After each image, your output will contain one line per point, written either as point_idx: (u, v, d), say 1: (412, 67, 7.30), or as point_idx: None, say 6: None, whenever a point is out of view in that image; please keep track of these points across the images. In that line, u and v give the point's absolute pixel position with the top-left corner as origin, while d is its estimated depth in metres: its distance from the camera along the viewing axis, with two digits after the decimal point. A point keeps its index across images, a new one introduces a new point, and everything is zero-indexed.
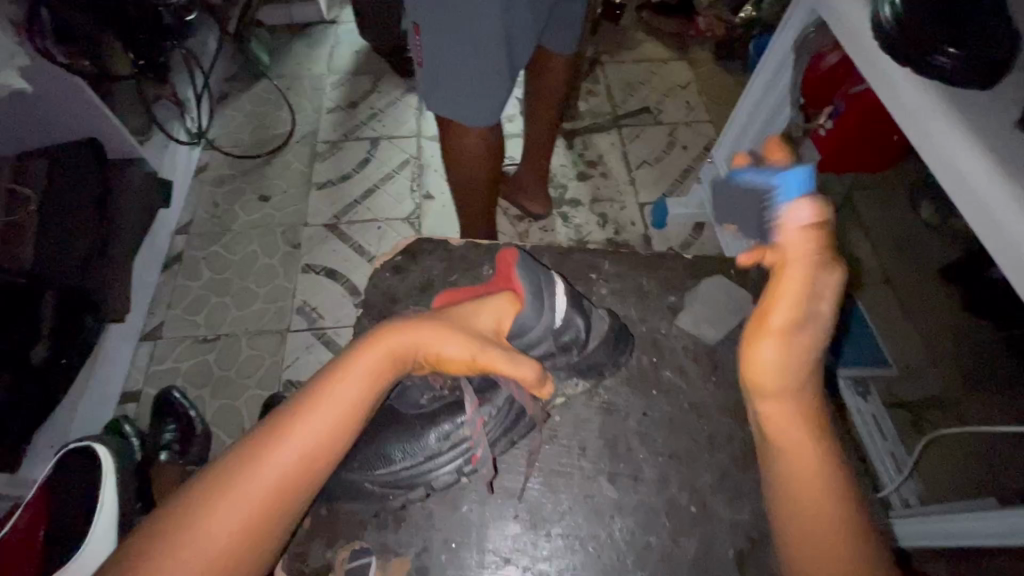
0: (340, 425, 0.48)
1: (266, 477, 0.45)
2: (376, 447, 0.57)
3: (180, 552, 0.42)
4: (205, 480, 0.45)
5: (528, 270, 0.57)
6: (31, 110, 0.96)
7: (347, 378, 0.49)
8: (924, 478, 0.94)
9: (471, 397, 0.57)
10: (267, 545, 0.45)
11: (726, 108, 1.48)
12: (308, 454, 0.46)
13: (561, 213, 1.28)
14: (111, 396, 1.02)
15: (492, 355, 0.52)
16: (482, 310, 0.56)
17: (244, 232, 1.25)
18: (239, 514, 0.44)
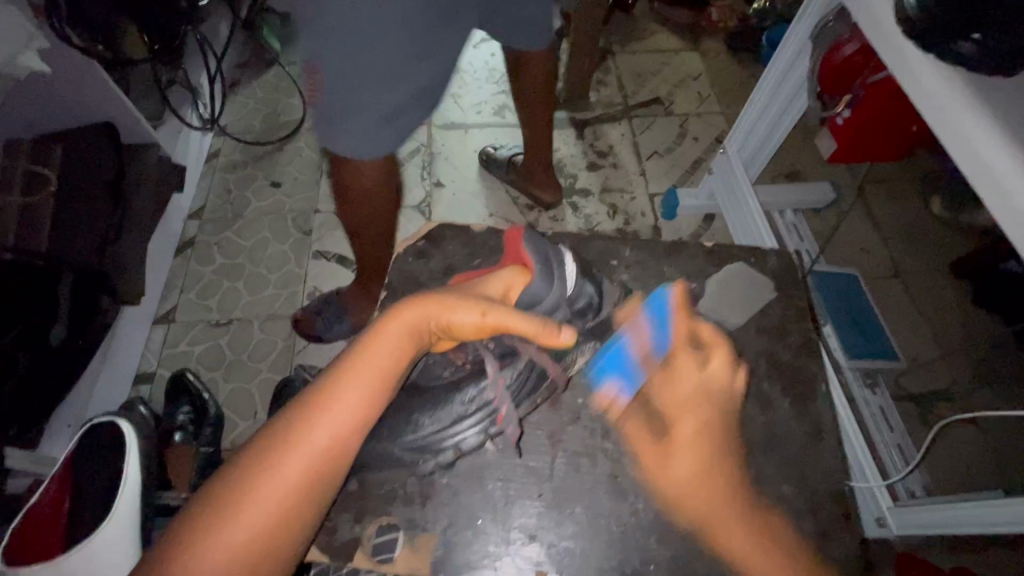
0: (370, 396, 0.48)
1: (305, 448, 0.45)
2: (405, 415, 0.57)
3: (221, 530, 0.42)
4: (245, 459, 0.45)
5: (535, 241, 0.58)
6: (45, 92, 0.97)
7: (373, 350, 0.50)
8: (937, 469, 0.94)
9: (491, 360, 0.56)
10: (312, 514, 0.45)
11: (738, 100, 1.47)
12: (343, 422, 0.47)
13: (571, 203, 1.29)
14: (126, 377, 1.04)
15: (505, 313, 0.52)
16: (493, 282, 0.58)
17: (256, 218, 1.26)
18: (282, 486, 0.44)
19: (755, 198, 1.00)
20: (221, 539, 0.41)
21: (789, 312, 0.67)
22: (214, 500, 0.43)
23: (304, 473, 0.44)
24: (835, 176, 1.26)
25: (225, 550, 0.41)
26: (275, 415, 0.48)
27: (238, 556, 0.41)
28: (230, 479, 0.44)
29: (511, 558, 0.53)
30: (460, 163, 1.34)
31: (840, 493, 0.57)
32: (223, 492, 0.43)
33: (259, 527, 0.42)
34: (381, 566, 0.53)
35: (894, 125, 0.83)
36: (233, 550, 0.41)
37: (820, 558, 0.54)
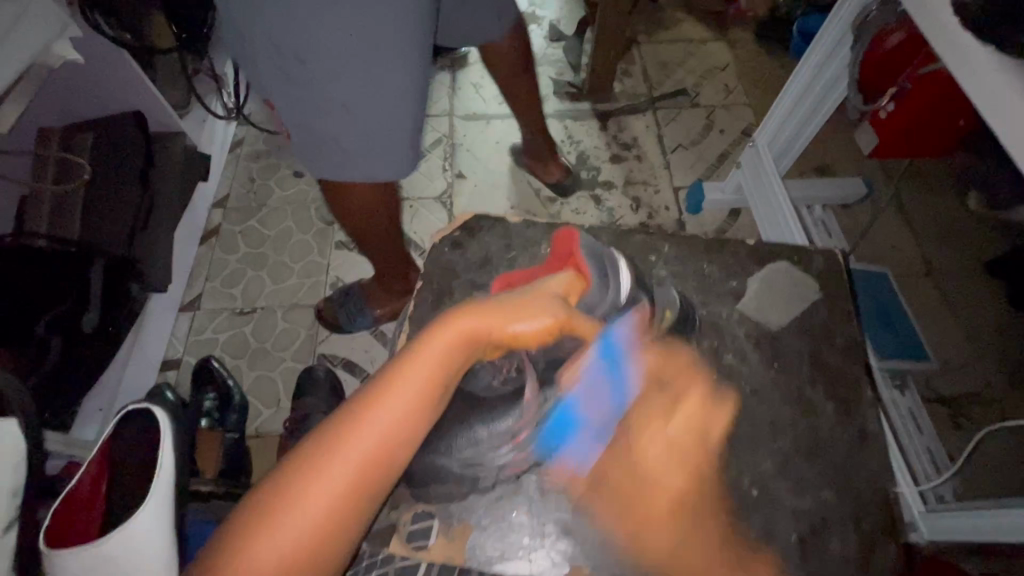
0: (420, 400, 0.47)
1: (353, 459, 0.44)
2: (457, 428, 0.54)
3: (267, 537, 0.40)
4: (291, 468, 0.43)
5: (591, 249, 0.56)
6: (77, 81, 0.98)
7: (422, 359, 0.48)
8: (968, 474, 0.92)
9: (532, 382, 0.55)
10: (360, 523, 0.44)
11: (766, 91, 1.44)
12: (392, 432, 0.45)
13: (594, 195, 1.27)
14: (153, 363, 1.05)
15: (577, 319, 0.52)
16: (550, 285, 0.54)
17: (279, 208, 1.26)
18: (332, 493, 0.42)
19: (784, 192, 0.98)
20: (266, 548, 0.40)
21: (830, 314, 0.66)
22: (259, 505, 0.42)
23: (353, 482, 0.43)
24: (867, 172, 1.23)
25: (277, 555, 0.40)
26: (320, 423, 0.46)
27: (288, 562, 0.40)
28: (277, 486, 0.43)
29: (545, 550, 0.53)
30: (482, 154, 1.33)
31: (886, 499, 0.56)
32: (268, 497, 0.42)
33: (305, 534, 0.41)
34: (416, 553, 0.53)
35: (942, 120, 0.82)
36: (280, 558, 0.40)
37: (861, 564, 0.53)
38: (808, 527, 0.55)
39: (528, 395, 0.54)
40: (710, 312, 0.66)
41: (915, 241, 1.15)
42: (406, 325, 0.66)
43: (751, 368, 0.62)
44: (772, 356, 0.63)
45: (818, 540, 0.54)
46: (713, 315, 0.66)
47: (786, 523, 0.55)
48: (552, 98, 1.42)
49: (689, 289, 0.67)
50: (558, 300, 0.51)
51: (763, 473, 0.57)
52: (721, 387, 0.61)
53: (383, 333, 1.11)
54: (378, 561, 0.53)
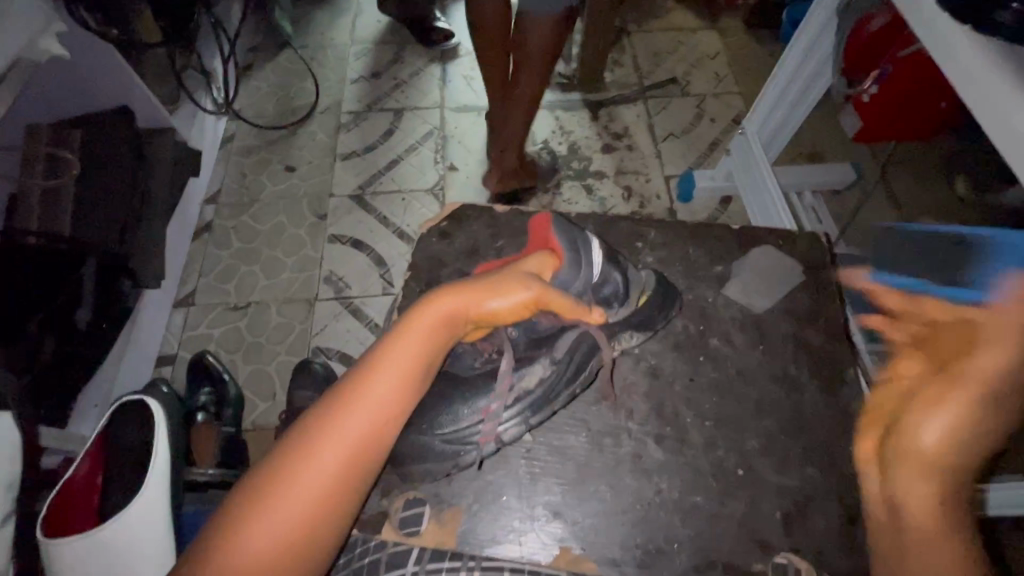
0: (407, 381, 0.48)
1: (343, 440, 0.44)
2: (439, 405, 0.57)
3: (260, 522, 0.41)
4: (282, 452, 0.44)
5: (562, 227, 0.59)
6: (65, 77, 0.97)
7: (408, 340, 0.49)
8: None
9: (508, 359, 0.58)
10: (351, 505, 0.44)
11: (755, 79, 1.44)
12: (381, 411, 0.46)
13: (586, 185, 1.27)
14: (148, 359, 1.06)
15: (550, 295, 0.54)
16: (525, 265, 0.57)
17: (271, 203, 1.26)
18: (323, 475, 0.43)
19: (774, 178, 0.99)
20: (260, 530, 0.41)
21: (814, 297, 0.67)
22: (253, 488, 0.42)
23: (344, 463, 0.44)
24: (856, 158, 1.24)
25: (271, 539, 0.41)
26: (310, 408, 0.47)
27: (283, 545, 0.41)
28: (269, 470, 0.43)
29: (535, 533, 0.54)
30: (473, 146, 1.33)
31: None
32: (261, 479, 0.43)
33: (301, 515, 0.42)
34: (409, 538, 0.54)
35: (922, 106, 0.85)
36: (273, 540, 0.41)
37: (845, 540, 0.54)
38: (794, 505, 0.56)
39: (503, 371, 0.58)
40: (697, 296, 0.67)
41: (904, 225, 1.16)
42: (397, 314, 0.66)
43: (737, 350, 0.63)
44: (757, 339, 0.64)
45: (804, 517, 0.55)
46: (699, 298, 0.66)
47: (773, 502, 0.56)
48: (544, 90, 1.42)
49: (675, 274, 0.68)
50: (533, 275, 0.53)
51: (748, 454, 0.58)
52: (706, 371, 0.62)
53: (376, 326, 1.12)
54: (371, 547, 0.52)
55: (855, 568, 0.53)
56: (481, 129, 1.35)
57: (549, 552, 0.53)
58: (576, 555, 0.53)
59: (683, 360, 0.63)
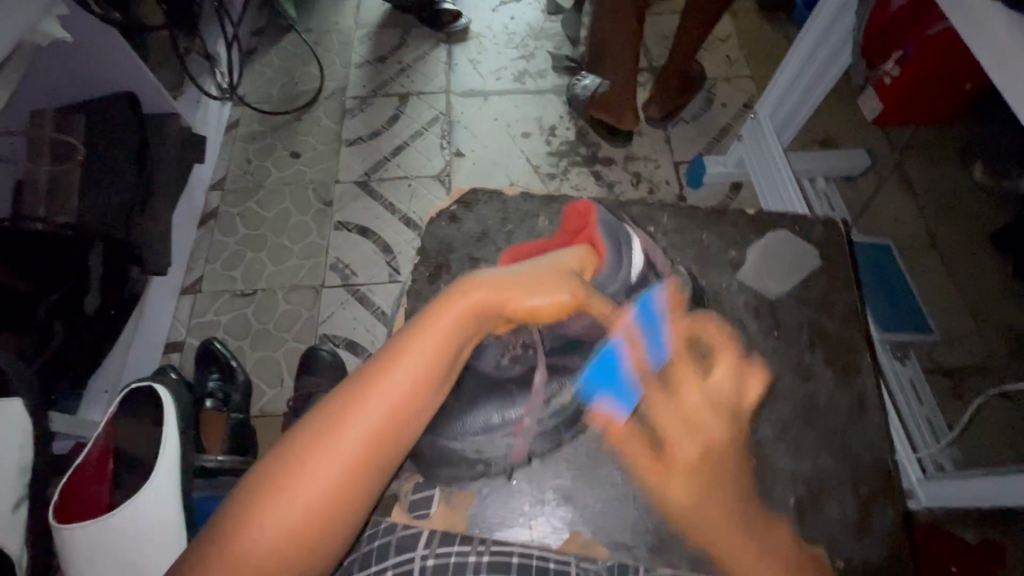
0: (429, 371, 0.47)
1: (362, 432, 0.43)
2: (468, 414, 0.55)
3: (274, 508, 0.40)
4: (299, 440, 0.43)
5: (608, 226, 0.59)
6: (69, 62, 0.96)
7: (431, 332, 0.47)
8: (967, 443, 0.92)
9: (542, 370, 0.56)
10: (366, 499, 0.44)
11: (767, 62, 1.41)
12: (401, 405, 0.45)
13: (594, 171, 1.26)
14: (156, 345, 1.06)
15: (592, 298, 0.54)
16: (565, 260, 0.56)
17: (276, 188, 1.26)
18: (341, 465, 0.42)
19: (786, 162, 0.96)
20: (278, 517, 0.40)
21: (829, 284, 0.66)
22: (268, 473, 0.42)
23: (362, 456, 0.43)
24: (869, 143, 1.21)
25: (285, 529, 0.40)
26: (328, 395, 0.46)
27: (296, 534, 0.40)
28: (285, 456, 0.42)
29: (545, 517, 0.54)
30: (481, 132, 1.31)
31: (886, 464, 0.57)
32: (278, 465, 0.42)
33: (315, 504, 0.41)
34: (418, 521, 0.54)
35: (944, 89, 0.83)
36: (289, 529, 0.40)
37: (860, 529, 0.54)
38: (808, 492, 0.55)
39: (538, 385, 0.56)
40: (710, 283, 0.66)
41: (917, 211, 1.14)
42: (406, 300, 0.66)
43: (751, 337, 0.63)
44: (773, 325, 0.63)
45: (817, 504, 0.55)
46: (714, 285, 0.66)
47: (786, 488, 0.56)
48: (551, 74, 1.39)
49: (689, 260, 0.67)
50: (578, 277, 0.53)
51: (764, 441, 0.58)
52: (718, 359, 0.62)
53: (383, 313, 1.12)
54: (381, 530, 0.51)
55: (870, 555, 0.53)
56: (488, 114, 1.33)
57: (559, 536, 0.53)
58: (586, 540, 0.53)
59: None
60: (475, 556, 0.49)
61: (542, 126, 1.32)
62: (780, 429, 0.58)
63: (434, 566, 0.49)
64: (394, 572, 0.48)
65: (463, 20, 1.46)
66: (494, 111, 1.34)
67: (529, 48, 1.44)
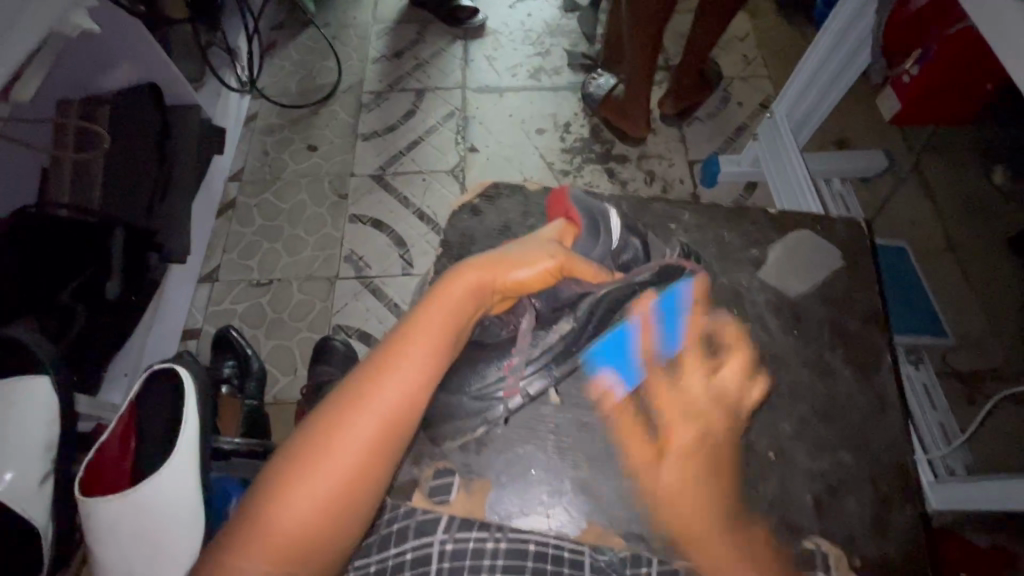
0: (436, 353, 0.48)
1: (378, 404, 0.45)
2: (466, 365, 0.58)
3: (300, 484, 0.42)
4: (319, 418, 0.45)
5: (581, 201, 0.62)
6: (95, 53, 0.98)
7: (435, 307, 0.50)
8: (982, 449, 0.91)
9: (529, 319, 0.59)
10: (387, 469, 0.45)
11: (786, 62, 1.40)
12: (413, 377, 0.46)
13: (608, 168, 1.26)
14: (175, 332, 1.08)
15: (573, 259, 0.56)
16: (543, 234, 0.59)
17: (294, 180, 1.27)
18: (358, 439, 0.44)
19: (802, 160, 0.96)
20: (297, 498, 0.41)
21: (847, 284, 0.66)
22: (291, 453, 0.43)
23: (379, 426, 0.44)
24: (889, 144, 1.20)
25: (312, 502, 0.41)
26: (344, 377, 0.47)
27: (323, 506, 0.42)
28: (306, 435, 0.44)
29: (562, 507, 0.54)
30: (495, 128, 1.32)
31: (904, 464, 0.57)
32: (296, 449, 0.43)
33: (339, 477, 0.42)
34: (438, 506, 0.53)
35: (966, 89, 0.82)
36: (309, 509, 0.41)
37: (876, 527, 0.54)
38: (824, 489, 0.56)
39: (524, 329, 0.59)
40: (729, 280, 0.66)
41: (936, 215, 1.12)
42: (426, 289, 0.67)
43: (770, 335, 0.63)
44: (792, 324, 0.63)
45: (834, 500, 0.55)
46: (733, 282, 0.66)
47: (804, 484, 0.56)
48: (567, 71, 1.40)
49: (708, 256, 0.67)
50: (556, 242, 0.56)
51: (781, 437, 0.58)
52: (736, 355, 0.62)
53: (397, 305, 1.13)
54: (400, 513, 0.53)
55: (888, 553, 0.53)
56: (504, 110, 1.34)
57: (576, 524, 0.53)
58: (603, 530, 0.53)
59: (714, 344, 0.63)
60: (492, 542, 0.51)
61: (557, 123, 1.32)
62: (799, 426, 0.58)
63: (452, 552, 0.51)
64: (414, 554, 0.51)
65: (481, 17, 1.46)
66: (509, 107, 1.35)
67: (546, 45, 1.44)
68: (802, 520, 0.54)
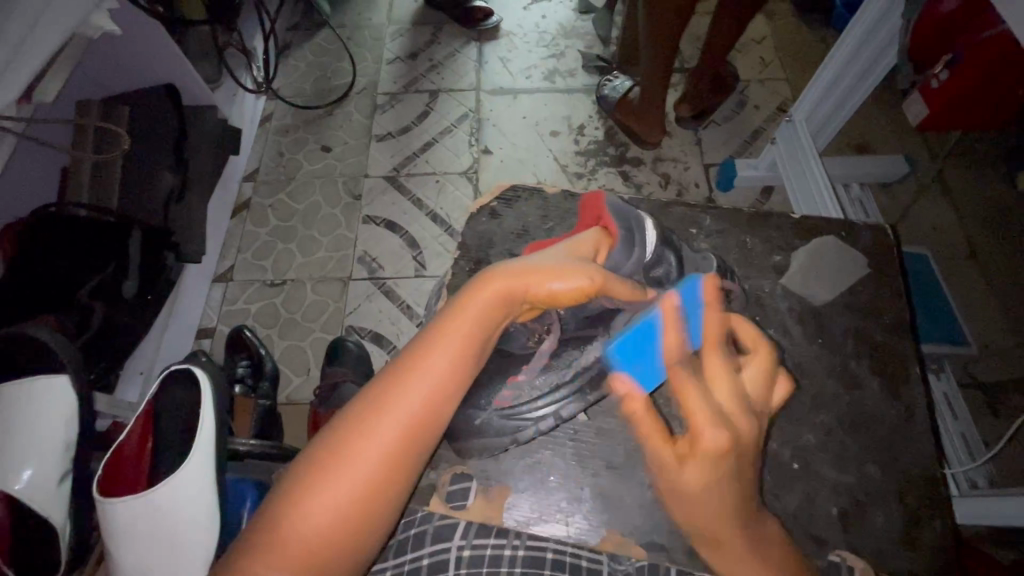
0: (459, 360, 0.46)
1: (400, 415, 0.44)
2: (496, 381, 0.57)
3: (320, 492, 0.41)
4: (340, 426, 0.44)
5: (616, 208, 0.57)
6: (115, 54, 0.99)
7: (461, 318, 0.47)
8: (1005, 461, 0.89)
9: (551, 340, 0.57)
10: (406, 481, 0.44)
11: (805, 65, 1.39)
12: (435, 389, 0.45)
13: (623, 172, 1.25)
14: (189, 331, 1.09)
15: (608, 277, 0.51)
16: (580, 241, 0.54)
17: (308, 181, 1.28)
18: (379, 451, 0.43)
19: (820, 166, 0.95)
20: (319, 501, 0.41)
21: (873, 293, 0.65)
22: (312, 460, 0.43)
23: (400, 438, 0.43)
24: (910, 149, 1.18)
25: (330, 511, 0.41)
26: (367, 383, 0.47)
27: (341, 516, 0.41)
28: (328, 443, 0.43)
29: (581, 515, 0.54)
30: (509, 130, 1.32)
31: (932, 477, 0.56)
32: (317, 456, 0.43)
33: (358, 487, 0.42)
34: (455, 511, 0.54)
35: (996, 94, 0.79)
36: (330, 516, 0.41)
37: (903, 541, 0.53)
38: (849, 501, 0.54)
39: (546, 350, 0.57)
40: (752, 287, 0.65)
41: (959, 221, 1.10)
42: (444, 292, 0.67)
43: (794, 342, 0.62)
44: (816, 332, 0.62)
45: (859, 514, 0.54)
46: (756, 288, 0.65)
47: (828, 496, 0.55)
48: (582, 73, 1.39)
49: (731, 263, 0.66)
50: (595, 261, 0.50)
51: (805, 447, 0.57)
52: None
53: (409, 307, 1.13)
54: (417, 519, 0.53)
55: (915, 567, 0.52)
56: (519, 112, 1.34)
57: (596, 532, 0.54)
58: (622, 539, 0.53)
59: None
60: (510, 549, 0.51)
61: (571, 125, 1.31)
62: (825, 440, 0.57)
63: (470, 558, 0.51)
64: (431, 560, 0.51)
65: (494, 19, 1.46)
66: (523, 109, 1.34)
67: (560, 47, 1.43)
68: (825, 534, 0.53)
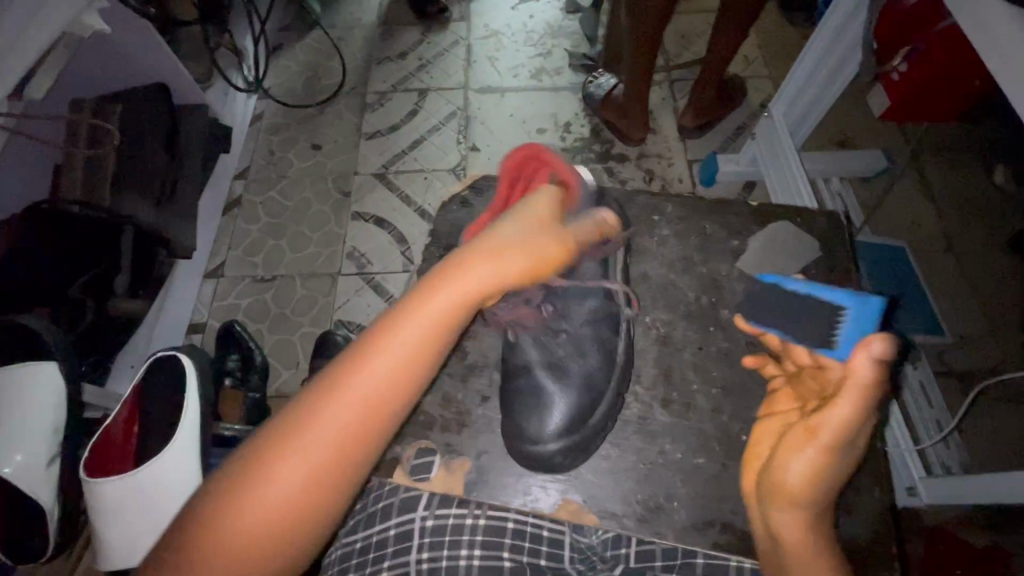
0: (410, 362, 0.46)
1: (354, 403, 0.44)
2: (537, 412, 0.56)
3: (268, 483, 0.41)
4: (291, 416, 0.44)
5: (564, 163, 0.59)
6: (106, 53, 1.01)
7: (420, 307, 0.47)
8: (974, 446, 0.92)
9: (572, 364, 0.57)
10: (360, 466, 0.44)
11: (788, 62, 1.41)
12: (391, 377, 0.45)
13: (607, 167, 1.27)
14: (181, 325, 1.10)
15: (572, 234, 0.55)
16: (538, 201, 0.55)
17: (298, 178, 1.30)
18: (329, 440, 0.43)
19: (799, 160, 0.97)
20: (270, 489, 0.41)
21: (831, 276, 0.67)
22: (261, 448, 0.43)
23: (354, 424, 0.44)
24: (886, 143, 1.20)
25: (279, 499, 0.41)
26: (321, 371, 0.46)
27: (288, 503, 0.41)
28: (278, 433, 0.43)
29: (540, 486, 0.58)
30: (497, 127, 1.34)
31: (873, 448, 0.58)
32: (259, 451, 0.42)
33: (309, 474, 0.42)
34: (418, 483, 0.58)
35: (958, 87, 0.82)
36: (268, 513, 0.41)
37: (845, 508, 0.55)
38: None
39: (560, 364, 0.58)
40: (711, 270, 0.67)
41: (936, 212, 1.13)
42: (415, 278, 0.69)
43: None
44: None
45: None
46: (713, 272, 0.67)
47: None
48: (568, 71, 1.41)
49: (691, 248, 0.69)
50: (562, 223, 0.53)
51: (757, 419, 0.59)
52: (716, 342, 0.63)
53: (396, 301, 1.15)
54: (386, 491, 0.57)
55: (859, 534, 0.54)
56: (506, 110, 1.36)
57: (552, 502, 0.57)
58: (577, 507, 0.57)
59: (693, 331, 0.64)
60: (471, 519, 0.54)
61: (557, 123, 1.34)
62: None
63: (432, 527, 0.53)
64: (396, 531, 0.54)
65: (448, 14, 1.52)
66: (509, 106, 1.36)
67: (546, 46, 1.46)
68: None
